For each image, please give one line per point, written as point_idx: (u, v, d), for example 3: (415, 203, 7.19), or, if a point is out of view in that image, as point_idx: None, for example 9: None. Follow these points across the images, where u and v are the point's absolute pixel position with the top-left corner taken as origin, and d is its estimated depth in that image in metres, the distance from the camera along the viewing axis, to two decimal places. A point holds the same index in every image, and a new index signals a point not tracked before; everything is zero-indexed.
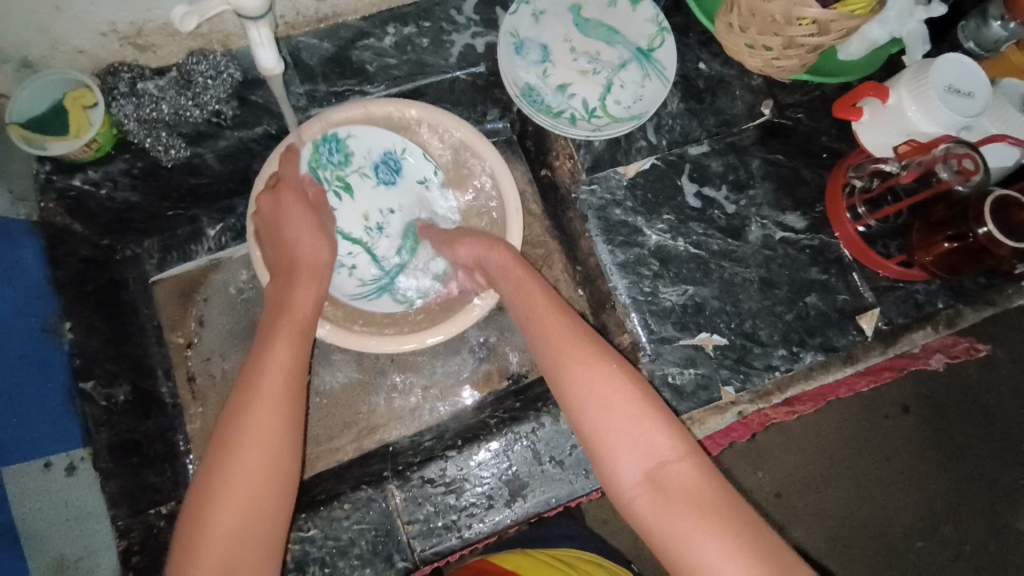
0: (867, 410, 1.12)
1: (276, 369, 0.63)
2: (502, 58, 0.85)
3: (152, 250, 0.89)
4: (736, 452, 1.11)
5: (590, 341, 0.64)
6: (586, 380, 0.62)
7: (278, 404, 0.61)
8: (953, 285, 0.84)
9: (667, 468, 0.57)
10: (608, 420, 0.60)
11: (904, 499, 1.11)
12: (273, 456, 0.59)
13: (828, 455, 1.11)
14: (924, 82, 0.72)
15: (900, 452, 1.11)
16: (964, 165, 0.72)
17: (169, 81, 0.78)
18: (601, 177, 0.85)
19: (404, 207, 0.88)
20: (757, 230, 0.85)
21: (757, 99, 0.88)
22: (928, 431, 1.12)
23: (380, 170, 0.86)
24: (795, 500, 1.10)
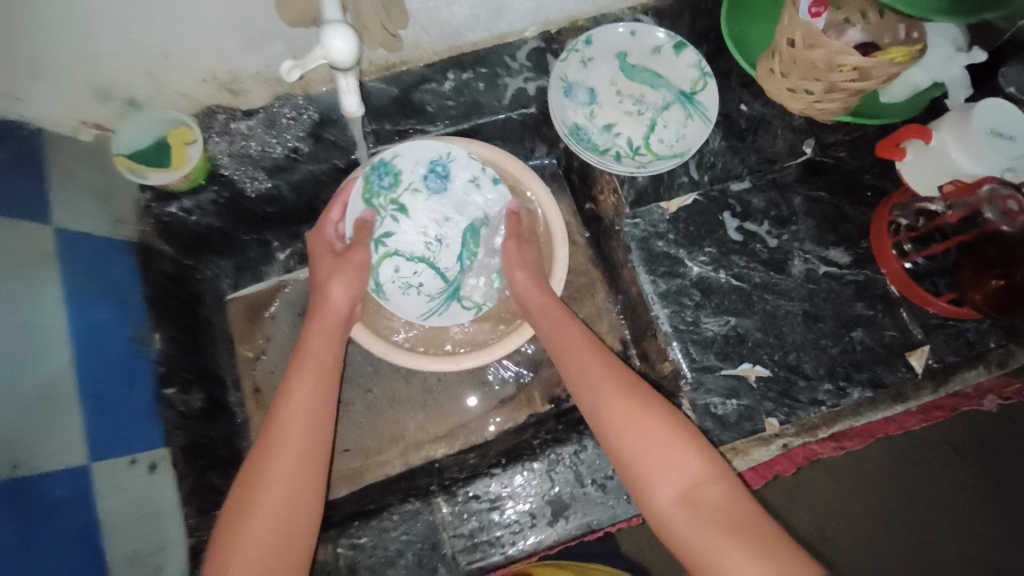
0: (912, 451, 1.08)
1: (297, 424, 0.67)
2: (552, 101, 0.92)
3: (227, 270, 0.98)
4: (780, 487, 1.07)
5: (621, 374, 0.71)
6: (619, 408, 0.68)
7: (291, 464, 0.65)
8: (1005, 324, 0.82)
9: (701, 489, 0.61)
10: (641, 438, 0.65)
11: (959, 550, 1.04)
12: (292, 497, 0.64)
13: (876, 496, 1.06)
14: (967, 124, 0.76)
15: (952, 498, 1.06)
16: (1008, 207, 0.73)
17: (257, 122, 0.87)
18: (643, 211, 0.89)
19: (457, 213, 0.92)
20: (800, 264, 0.86)
21: (798, 138, 0.91)
22: (982, 476, 1.07)
23: (430, 181, 0.91)
24: (843, 544, 1.04)
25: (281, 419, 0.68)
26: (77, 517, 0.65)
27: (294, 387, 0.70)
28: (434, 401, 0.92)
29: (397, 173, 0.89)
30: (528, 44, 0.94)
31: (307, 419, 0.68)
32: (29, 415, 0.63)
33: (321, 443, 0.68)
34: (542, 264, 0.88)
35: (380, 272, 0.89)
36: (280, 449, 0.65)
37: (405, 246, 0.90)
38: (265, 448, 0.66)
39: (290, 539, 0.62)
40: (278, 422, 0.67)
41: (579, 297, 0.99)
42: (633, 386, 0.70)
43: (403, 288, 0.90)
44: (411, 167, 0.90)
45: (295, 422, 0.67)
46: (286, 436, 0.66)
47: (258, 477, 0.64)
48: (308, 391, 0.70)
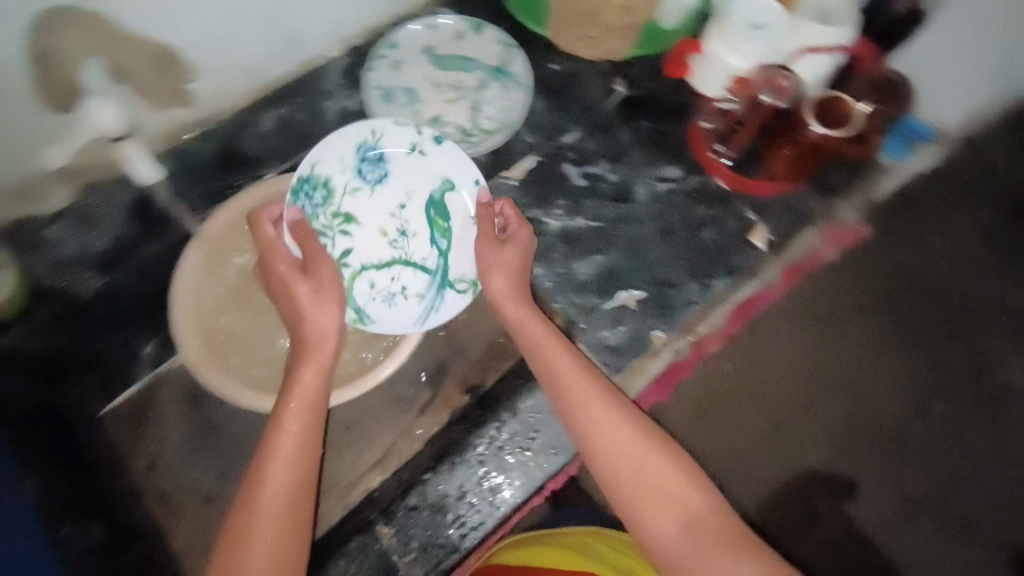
0: (811, 318, 1.02)
1: (278, 488, 0.63)
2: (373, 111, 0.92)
3: (96, 385, 0.85)
4: (723, 398, 0.99)
5: (617, 404, 0.70)
6: (620, 441, 0.67)
7: (280, 519, 0.62)
8: (819, 183, 0.94)
9: (699, 518, 0.63)
10: (643, 478, 0.64)
11: (893, 392, 1.01)
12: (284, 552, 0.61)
13: (804, 370, 1.01)
14: (725, 30, 0.84)
15: (870, 350, 1.02)
16: (777, 83, 0.84)
17: (69, 221, 0.83)
18: (494, 186, 0.93)
19: (411, 193, 0.85)
20: (643, 189, 0.94)
21: (610, 80, 0.98)
22: (889, 322, 1.03)
23: (365, 171, 0.85)
24: (792, 427, 1.00)
25: (259, 483, 0.63)
26: None
27: (274, 445, 0.65)
28: (357, 434, 0.88)
29: (327, 181, 0.83)
30: (335, 63, 0.95)
31: (288, 480, 0.63)
32: None
33: (309, 489, 0.65)
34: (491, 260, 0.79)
35: (355, 292, 0.83)
36: (267, 503, 0.62)
37: (366, 256, 0.85)
38: (248, 504, 0.62)
39: None
40: (256, 485, 0.63)
41: None
42: (629, 415, 0.69)
43: (388, 300, 0.84)
44: (338, 166, 0.84)
45: (279, 473, 0.63)
46: (268, 498, 0.62)
47: (243, 541, 0.60)
48: (288, 440, 0.65)
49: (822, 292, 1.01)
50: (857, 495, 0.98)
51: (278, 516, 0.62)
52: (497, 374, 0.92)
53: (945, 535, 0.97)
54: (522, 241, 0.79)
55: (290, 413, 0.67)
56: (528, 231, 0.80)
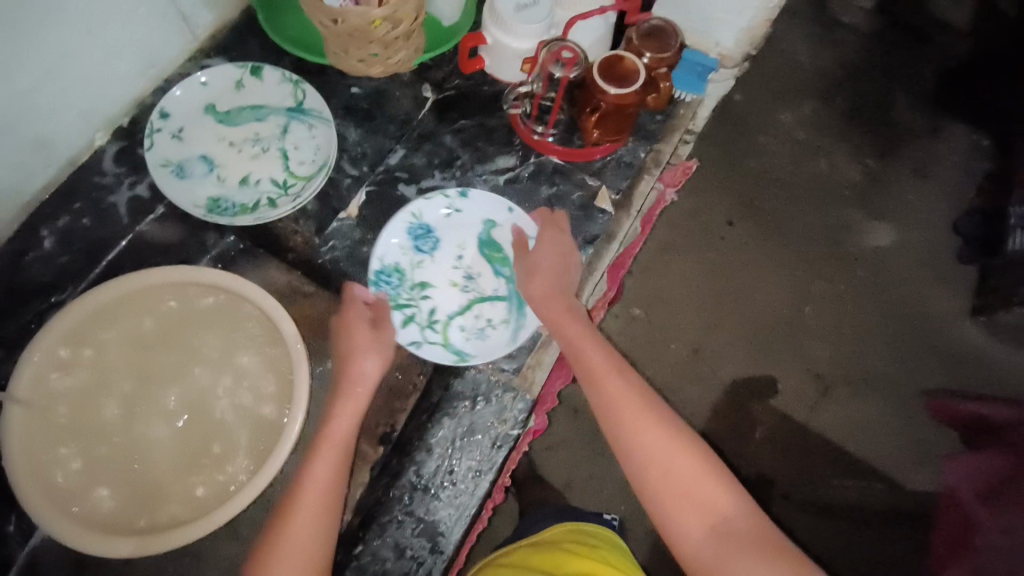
0: (700, 244, 1.22)
1: (312, 507, 0.66)
2: (167, 192, 0.82)
3: None
4: (640, 341, 1.17)
5: (649, 402, 0.68)
6: (653, 440, 0.64)
7: (311, 539, 0.64)
8: (642, 133, 0.98)
9: (729, 520, 0.61)
10: (675, 480, 0.62)
11: (775, 285, 1.21)
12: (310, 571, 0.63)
13: (696, 293, 1.20)
14: (498, 15, 0.83)
15: (747, 258, 1.22)
16: (563, 57, 0.82)
17: None
18: (332, 232, 0.88)
19: (463, 243, 0.89)
20: (484, 187, 0.93)
21: (415, 88, 0.96)
22: (754, 228, 1.24)
23: (418, 243, 0.87)
24: (708, 344, 1.18)
25: (290, 511, 0.66)
26: None
27: (307, 477, 0.68)
28: None
29: (393, 266, 0.85)
30: (107, 150, 0.84)
31: (316, 506, 0.66)
32: None
33: (334, 510, 0.67)
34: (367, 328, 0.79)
35: (451, 341, 0.84)
36: (299, 520, 0.65)
37: (449, 307, 0.86)
38: (281, 522, 0.65)
39: None
40: (285, 515, 0.66)
41: None
42: (664, 413, 0.67)
43: (481, 335, 0.85)
44: (398, 249, 0.86)
45: (310, 495, 0.66)
46: (300, 518, 0.65)
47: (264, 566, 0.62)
48: (325, 465, 0.69)
49: (685, 231, 1.23)
50: (778, 389, 1.17)
51: (311, 536, 0.65)
52: (405, 415, 0.90)
53: (857, 395, 1.17)
54: (555, 245, 0.83)
55: (324, 444, 0.70)
56: (555, 231, 0.85)
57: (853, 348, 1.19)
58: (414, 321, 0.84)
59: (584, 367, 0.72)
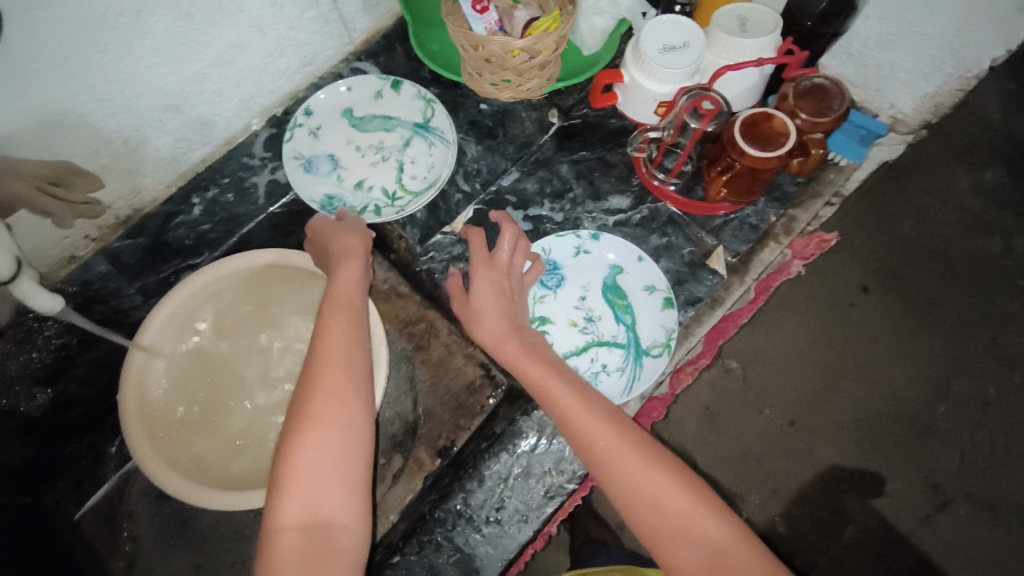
0: (828, 309, 1.07)
1: (330, 358, 0.64)
2: (292, 182, 0.89)
3: (68, 489, 0.89)
4: (729, 400, 1.05)
5: (624, 429, 0.63)
6: (634, 470, 0.60)
7: (337, 382, 0.63)
8: (776, 195, 0.89)
9: (725, 553, 0.56)
10: (663, 510, 0.58)
11: (908, 371, 1.04)
12: (345, 424, 0.61)
13: (808, 359, 1.06)
14: (640, 54, 0.78)
15: (881, 335, 1.06)
16: (704, 108, 0.75)
17: (7, 340, 0.79)
18: (433, 243, 0.91)
19: (588, 285, 0.87)
20: (591, 224, 0.90)
21: (542, 113, 0.95)
22: (896, 302, 1.07)
23: (545, 280, 0.87)
24: (810, 420, 1.04)
25: (311, 392, 0.62)
26: None
27: (321, 381, 0.62)
28: None
29: None
30: (259, 135, 0.94)
31: (339, 410, 0.61)
32: None
33: (356, 362, 0.65)
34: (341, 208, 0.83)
35: None
36: (322, 367, 0.63)
37: (564, 345, 0.85)
38: (309, 372, 0.63)
39: (342, 453, 0.59)
40: (305, 398, 0.61)
41: (425, 343, 0.92)
42: (641, 440, 0.63)
43: (592, 380, 0.82)
44: None
45: (328, 344, 0.65)
46: (320, 357, 0.64)
47: (289, 485, 0.57)
48: (337, 321, 0.68)
49: (810, 291, 1.08)
50: (885, 491, 1.01)
51: (336, 381, 0.63)
52: (468, 434, 0.86)
53: (979, 518, 1.00)
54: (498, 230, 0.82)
55: (330, 307, 0.69)
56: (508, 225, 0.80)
57: (985, 468, 1.01)
58: None
59: (552, 405, 0.67)
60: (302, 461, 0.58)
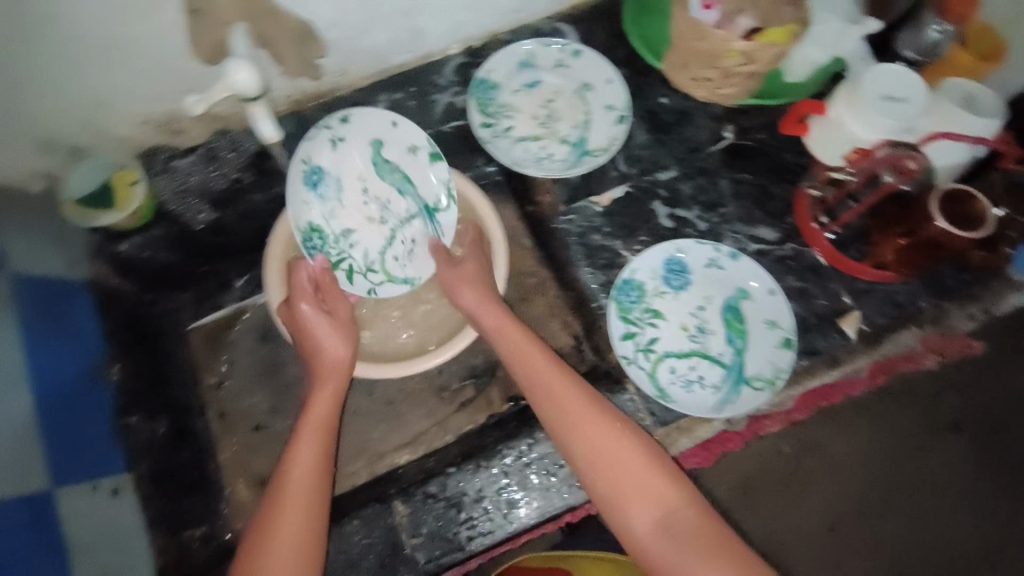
0: (916, 431, 1.01)
1: (299, 480, 0.70)
2: (289, 191, 0.85)
3: (188, 303, 0.99)
4: (771, 480, 1.01)
5: (589, 397, 0.73)
6: (595, 436, 0.69)
7: (304, 504, 0.68)
8: (933, 283, 0.87)
9: (675, 513, 0.64)
10: (619, 471, 0.67)
11: (973, 523, 0.99)
12: (306, 548, 0.66)
13: (878, 474, 1.00)
14: (857, 94, 0.77)
15: (960, 476, 1.01)
16: (905, 166, 0.78)
17: (198, 157, 0.90)
18: (578, 207, 0.94)
19: (710, 298, 0.87)
20: (731, 244, 0.90)
21: (720, 125, 0.94)
22: (987, 450, 1.01)
23: (671, 279, 0.88)
24: (849, 533, 0.99)
25: (278, 510, 0.68)
26: (49, 535, 0.67)
27: (285, 500, 0.68)
28: (395, 411, 0.94)
29: (640, 286, 0.87)
30: (452, 61, 0.97)
31: (302, 534, 0.66)
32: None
33: (321, 479, 0.71)
34: (330, 289, 0.84)
35: (656, 376, 0.83)
36: (288, 489, 0.69)
37: (668, 345, 0.85)
38: (277, 491, 0.69)
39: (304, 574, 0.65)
40: (274, 515, 0.67)
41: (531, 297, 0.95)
42: (604, 409, 0.72)
43: (684, 387, 0.83)
44: (648, 274, 0.88)
45: (297, 462, 0.71)
46: (293, 475, 0.70)
47: None
48: (309, 445, 0.73)
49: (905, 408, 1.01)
50: None
51: (303, 502, 0.68)
52: None
53: None
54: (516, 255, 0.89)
55: (305, 423, 0.75)
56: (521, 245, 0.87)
57: None
58: (633, 340, 0.85)
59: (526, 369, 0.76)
60: None
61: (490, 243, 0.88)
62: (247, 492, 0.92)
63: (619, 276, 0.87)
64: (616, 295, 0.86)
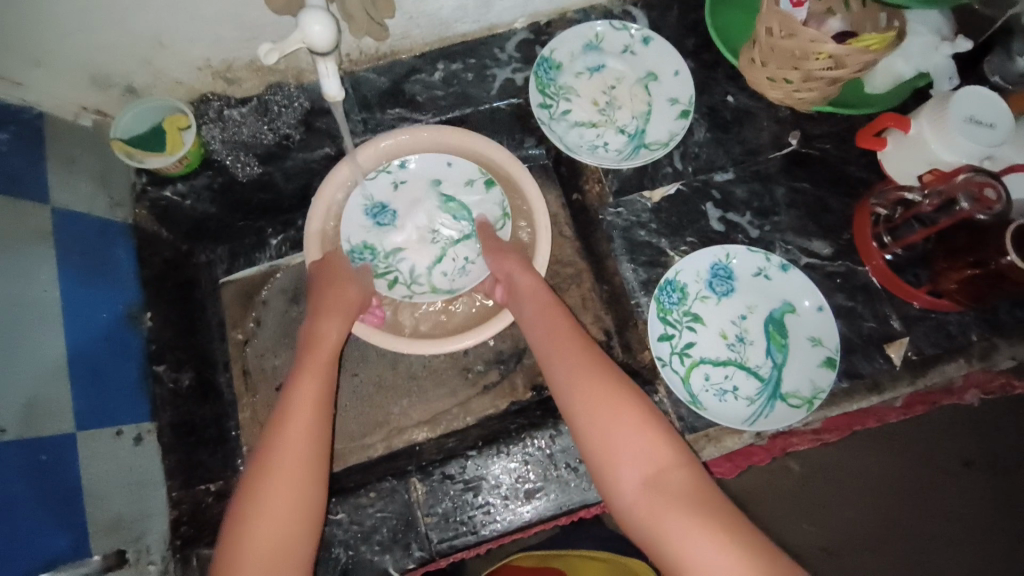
0: (918, 460, 1.06)
1: (299, 414, 0.70)
2: (345, 214, 0.89)
3: (223, 256, 1.02)
4: (776, 493, 1.06)
5: (590, 352, 0.73)
6: (591, 390, 0.68)
7: (301, 439, 0.68)
8: (988, 318, 0.83)
9: (665, 473, 0.62)
10: (613, 424, 0.66)
11: (964, 555, 1.04)
12: (300, 477, 0.66)
13: (877, 499, 1.05)
14: (945, 112, 0.74)
15: (959, 509, 1.05)
16: (984, 194, 0.73)
17: (250, 109, 0.90)
18: (627, 201, 0.90)
19: (754, 308, 0.85)
20: (782, 254, 0.87)
21: (784, 129, 0.91)
22: (987, 486, 1.05)
23: (715, 285, 0.85)
24: (845, 554, 1.04)
25: (275, 442, 0.67)
26: (69, 481, 0.67)
27: (283, 432, 0.68)
28: (418, 386, 0.94)
29: (684, 288, 0.85)
30: (516, 35, 0.95)
31: (295, 467, 0.66)
32: (23, 390, 0.64)
33: (319, 415, 0.71)
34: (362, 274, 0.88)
35: (691, 381, 0.81)
36: (288, 421, 0.69)
37: (706, 351, 0.83)
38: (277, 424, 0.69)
39: (297, 505, 0.64)
40: (271, 447, 0.67)
41: None
42: (604, 364, 0.71)
43: (717, 396, 0.81)
44: (692, 277, 0.86)
45: (297, 398, 0.71)
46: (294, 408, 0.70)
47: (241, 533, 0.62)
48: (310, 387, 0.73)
49: (909, 440, 1.07)
50: None
51: (302, 437, 0.68)
52: None
53: None
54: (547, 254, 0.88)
55: (310, 362, 0.76)
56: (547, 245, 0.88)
57: None
58: (670, 342, 0.83)
59: (533, 327, 0.79)
60: (255, 524, 0.62)
61: (536, 231, 0.89)
62: None
63: (662, 276, 0.85)
64: (658, 295, 0.84)
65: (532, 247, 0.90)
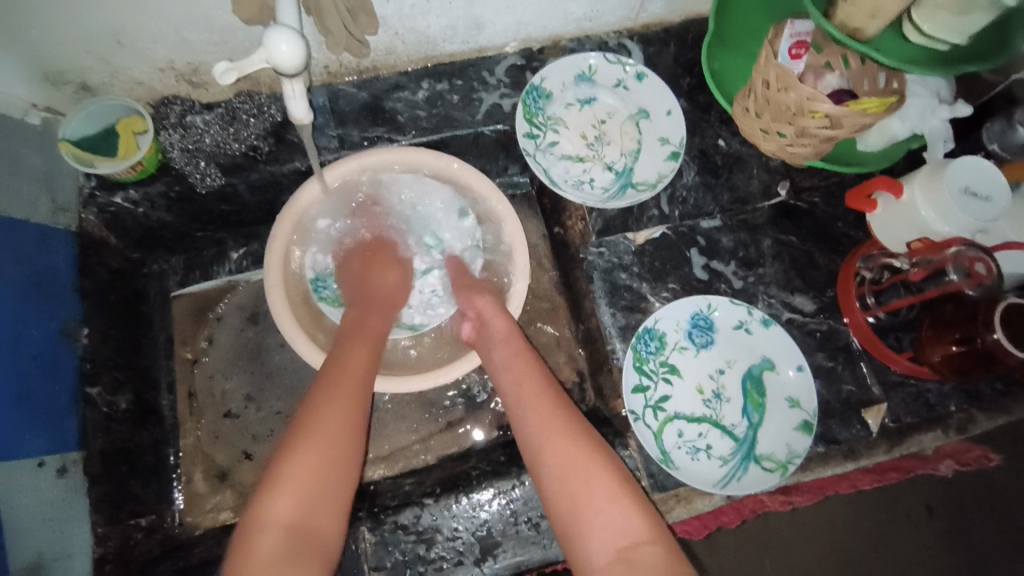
0: (881, 505, 1.06)
1: (355, 363, 0.69)
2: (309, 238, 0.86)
3: (177, 267, 0.95)
4: (738, 535, 1.05)
5: (563, 404, 0.70)
6: (561, 451, 0.64)
7: (358, 382, 0.67)
8: (967, 389, 0.82)
9: (639, 548, 0.58)
10: (587, 485, 0.62)
11: None
12: (355, 418, 0.63)
13: (838, 541, 1.05)
14: (939, 179, 0.73)
15: (919, 560, 1.04)
16: (975, 269, 0.69)
17: (215, 116, 0.83)
18: (609, 240, 0.86)
19: (732, 363, 0.82)
20: (763, 308, 0.84)
21: (774, 179, 0.88)
22: (948, 539, 1.05)
23: (695, 336, 0.82)
24: None
25: (331, 382, 0.66)
26: None
27: (342, 375, 0.66)
28: (379, 422, 0.89)
29: (662, 337, 0.81)
30: (506, 59, 0.91)
31: (353, 405, 0.64)
32: None
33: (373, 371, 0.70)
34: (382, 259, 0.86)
35: (664, 437, 0.78)
36: (344, 365, 0.68)
37: (681, 405, 0.80)
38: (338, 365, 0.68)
39: (347, 442, 0.61)
40: (328, 385, 0.65)
41: None
42: (580, 423, 0.68)
43: (690, 454, 0.78)
44: (672, 326, 0.82)
45: (354, 349, 0.71)
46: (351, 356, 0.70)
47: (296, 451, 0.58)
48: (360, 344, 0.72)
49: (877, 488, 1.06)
50: None
51: (359, 382, 0.67)
52: None
53: None
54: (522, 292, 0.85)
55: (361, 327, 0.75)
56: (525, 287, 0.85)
57: None
58: (644, 394, 0.79)
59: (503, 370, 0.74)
60: (311, 444, 0.59)
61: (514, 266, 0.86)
62: (204, 485, 0.89)
63: (641, 324, 0.81)
64: (635, 345, 0.80)
65: (508, 284, 0.86)
